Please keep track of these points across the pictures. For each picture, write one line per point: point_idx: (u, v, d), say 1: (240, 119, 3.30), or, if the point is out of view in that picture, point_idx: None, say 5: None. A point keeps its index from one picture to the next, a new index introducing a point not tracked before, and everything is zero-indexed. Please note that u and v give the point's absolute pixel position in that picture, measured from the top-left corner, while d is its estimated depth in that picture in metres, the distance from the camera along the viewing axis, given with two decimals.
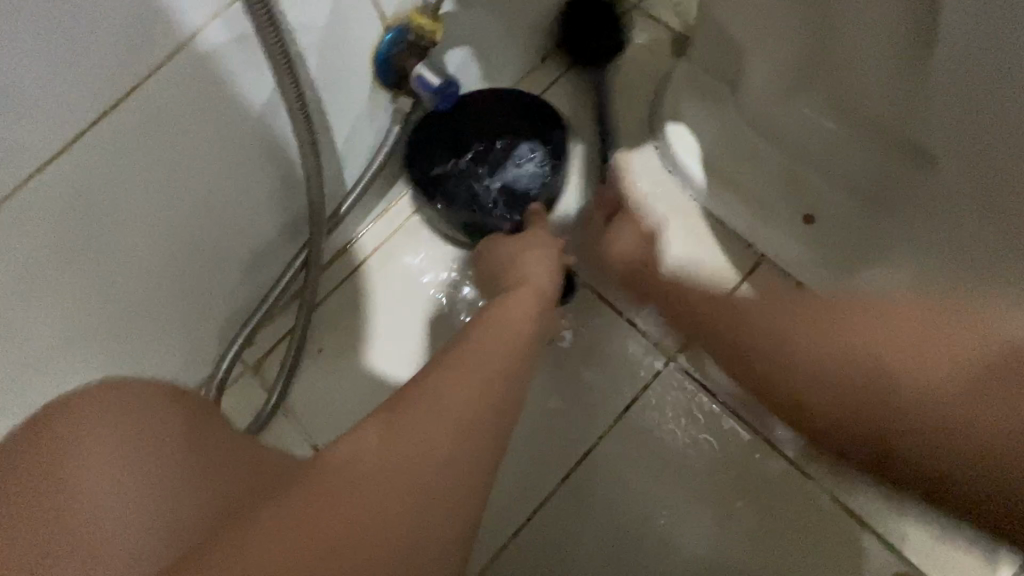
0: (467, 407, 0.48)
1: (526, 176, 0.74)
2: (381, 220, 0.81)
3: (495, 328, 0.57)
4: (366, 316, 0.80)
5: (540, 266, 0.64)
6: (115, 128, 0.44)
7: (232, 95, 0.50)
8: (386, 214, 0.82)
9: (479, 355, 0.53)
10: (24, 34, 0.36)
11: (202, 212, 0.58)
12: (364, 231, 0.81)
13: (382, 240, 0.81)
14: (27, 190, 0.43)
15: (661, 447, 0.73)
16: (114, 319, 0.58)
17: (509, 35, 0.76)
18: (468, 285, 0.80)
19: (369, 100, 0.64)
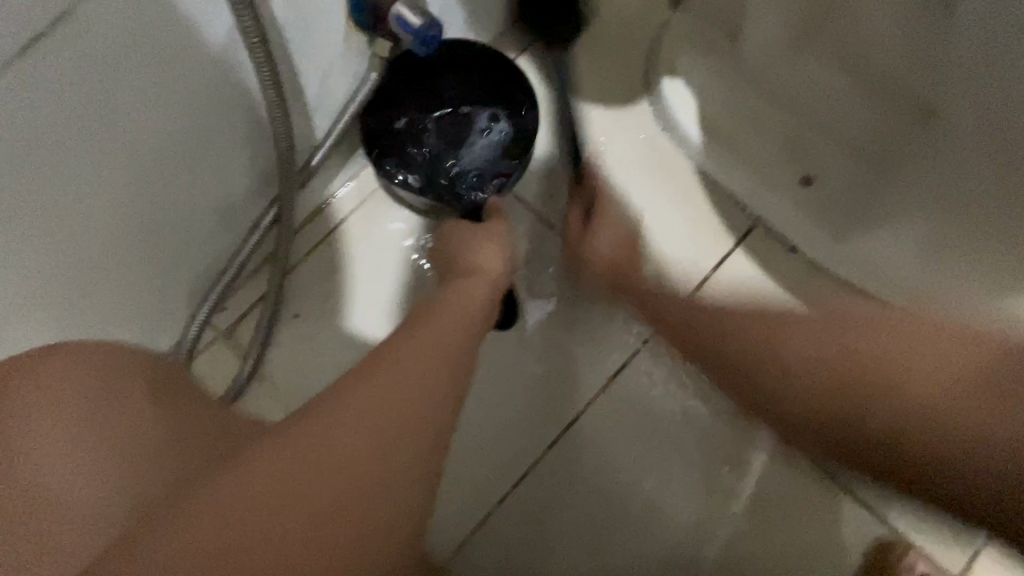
0: (419, 385, 0.49)
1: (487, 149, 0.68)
2: (357, 179, 0.77)
3: (446, 308, 0.57)
4: (343, 280, 0.76)
5: (491, 253, 0.62)
6: (43, 63, 0.39)
7: (183, 29, 0.45)
8: (363, 172, 0.77)
9: (427, 338, 0.53)
10: None
11: (156, 164, 0.53)
12: (341, 189, 0.76)
13: (359, 199, 0.77)
14: None
15: (647, 415, 0.72)
16: (61, 280, 0.53)
17: None
18: (421, 253, 0.76)
19: (340, 44, 0.59)
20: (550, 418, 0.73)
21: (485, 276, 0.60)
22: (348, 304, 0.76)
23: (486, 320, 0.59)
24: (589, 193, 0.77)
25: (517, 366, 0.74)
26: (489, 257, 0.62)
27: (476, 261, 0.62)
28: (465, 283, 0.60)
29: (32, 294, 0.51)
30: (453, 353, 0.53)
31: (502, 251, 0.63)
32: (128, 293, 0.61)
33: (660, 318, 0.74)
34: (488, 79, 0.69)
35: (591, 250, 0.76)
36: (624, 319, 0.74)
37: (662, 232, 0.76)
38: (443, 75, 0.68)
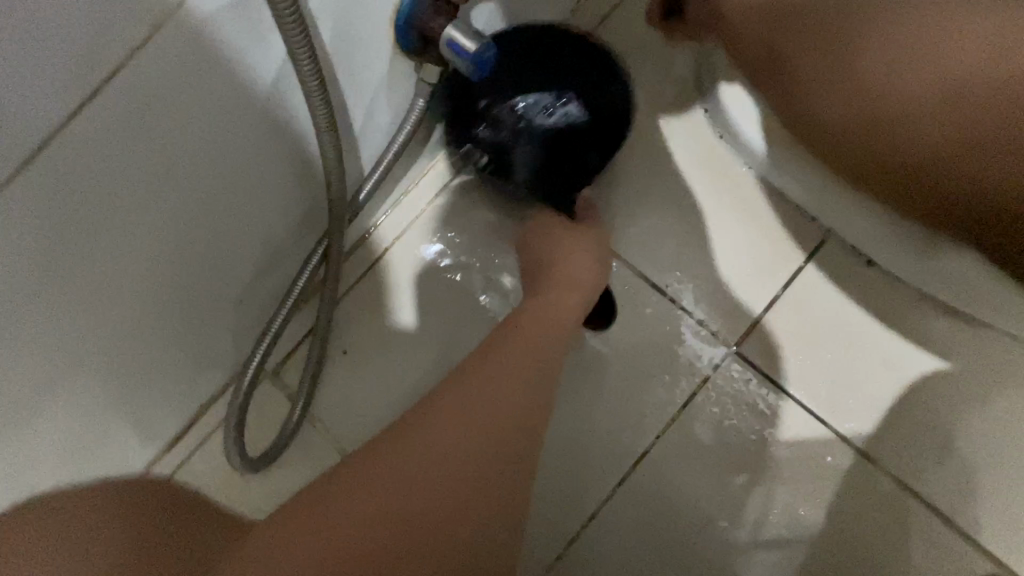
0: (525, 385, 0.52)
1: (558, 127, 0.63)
2: (399, 206, 0.73)
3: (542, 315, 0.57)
4: (390, 308, 0.73)
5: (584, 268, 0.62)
6: (99, 118, 0.36)
7: (234, 72, 0.42)
8: (405, 198, 0.73)
9: (525, 344, 0.54)
10: None
11: (206, 212, 0.51)
12: (382, 216, 0.73)
13: (402, 225, 0.73)
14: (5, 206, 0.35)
15: (719, 444, 0.68)
16: (113, 336, 0.51)
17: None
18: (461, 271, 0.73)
19: (388, 71, 0.55)
20: (616, 451, 0.69)
21: (573, 284, 0.61)
22: (395, 332, 0.73)
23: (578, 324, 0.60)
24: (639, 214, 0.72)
25: (578, 396, 0.70)
26: (582, 271, 0.62)
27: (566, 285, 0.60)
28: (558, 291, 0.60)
29: (84, 352, 0.50)
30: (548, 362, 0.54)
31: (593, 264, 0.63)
32: (179, 340, 0.60)
33: (728, 338, 0.70)
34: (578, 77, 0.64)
35: (651, 269, 0.71)
36: (689, 342, 0.70)
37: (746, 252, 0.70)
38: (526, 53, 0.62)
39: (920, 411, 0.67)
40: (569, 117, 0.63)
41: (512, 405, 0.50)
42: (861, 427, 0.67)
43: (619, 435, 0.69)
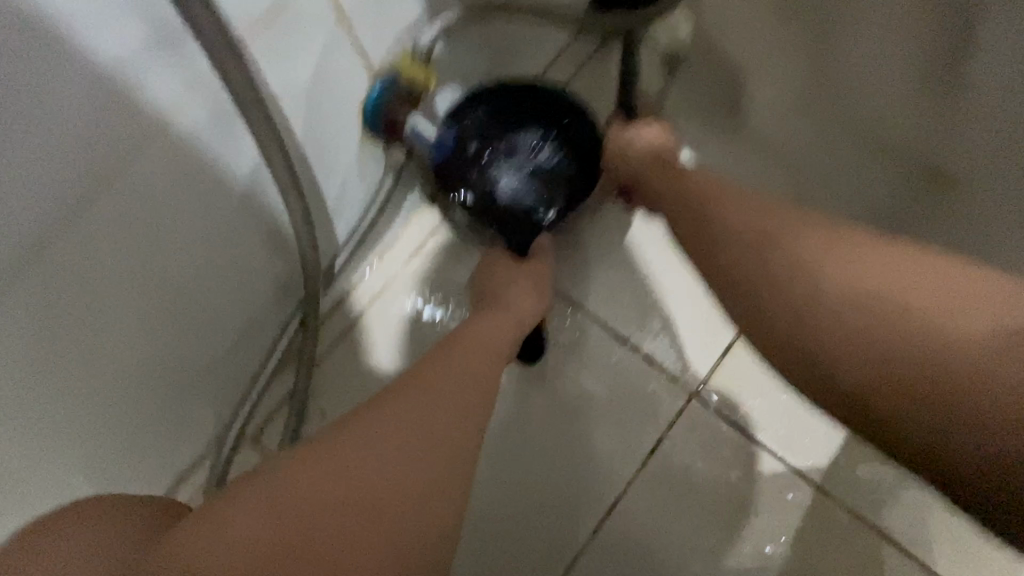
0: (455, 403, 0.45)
1: (539, 164, 0.60)
2: (382, 261, 0.75)
3: (482, 328, 0.54)
4: (371, 359, 0.75)
5: (518, 293, 0.59)
6: (90, 223, 0.40)
7: (214, 170, 0.46)
8: (387, 252, 0.75)
9: (457, 363, 0.48)
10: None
11: (187, 294, 0.53)
12: (365, 271, 0.75)
13: (384, 280, 0.75)
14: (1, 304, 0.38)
15: (689, 488, 0.71)
16: (94, 419, 0.52)
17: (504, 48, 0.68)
18: (441, 310, 0.75)
19: (360, 153, 0.60)
20: (592, 498, 0.72)
21: (513, 314, 0.57)
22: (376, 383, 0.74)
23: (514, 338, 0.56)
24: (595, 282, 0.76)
25: (552, 446, 0.73)
26: (518, 297, 0.59)
27: (507, 299, 0.58)
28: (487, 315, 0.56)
29: (64, 438, 0.51)
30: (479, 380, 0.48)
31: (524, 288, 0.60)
32: (160, 416, 0.60)
33: (692, 383, 0.73)
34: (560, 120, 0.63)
35: (616, 320, 0.75)
36: (657, 391, 0.74)
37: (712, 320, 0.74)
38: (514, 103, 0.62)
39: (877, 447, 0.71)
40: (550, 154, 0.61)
41: (458, 419, 0.45)
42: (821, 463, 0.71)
43: (594, 483, 0.72)
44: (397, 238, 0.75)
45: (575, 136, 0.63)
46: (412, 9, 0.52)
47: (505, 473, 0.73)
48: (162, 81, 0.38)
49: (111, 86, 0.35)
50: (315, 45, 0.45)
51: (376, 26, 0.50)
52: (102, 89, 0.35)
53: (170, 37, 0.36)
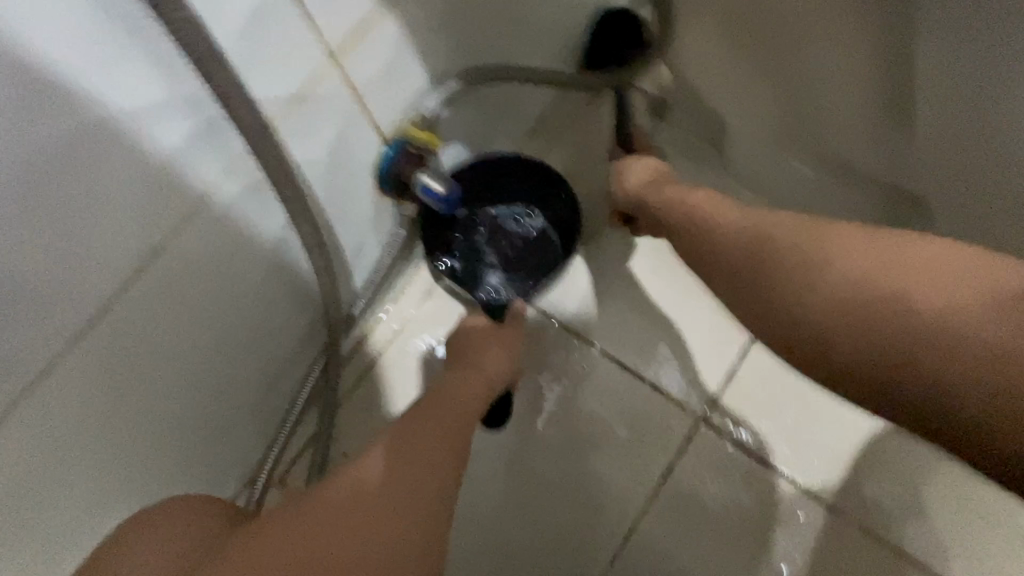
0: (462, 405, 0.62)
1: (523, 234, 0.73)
2: (401, 298, 0.80)
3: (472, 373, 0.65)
4: (391, 393, 0.79)
5: (494, 352, 0.66)
6: (142, 288, 0.46)
7: (248, 235, 0.52)
8: (407, 290, 0.80)
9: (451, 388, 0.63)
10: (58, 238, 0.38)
11: (221, 346, 0.58)
12: (386, 308, 0.80)
13: (404, 316, 0.80)
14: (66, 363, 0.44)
15: (700, 511, 0.74)
16: (138, 468, 0.57)
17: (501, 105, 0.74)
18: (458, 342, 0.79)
19: (374, 209, 0.66)
20: (607, 525, 0.75)
21: (483, 375, 0.65)
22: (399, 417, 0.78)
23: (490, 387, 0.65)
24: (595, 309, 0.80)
25: (566, 474, 0.76)
26: (494, 357, 0.66)
27: (481, 355, 0.66)
28: (481, 357, 0.66)
29: (112, 487, 0.55)
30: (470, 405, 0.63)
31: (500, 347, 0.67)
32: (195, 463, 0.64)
33: (698, 410, 0.76)
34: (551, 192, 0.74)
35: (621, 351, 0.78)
36: (664, 418, 0.76)
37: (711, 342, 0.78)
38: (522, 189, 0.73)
39: (879, 461, 0.73)
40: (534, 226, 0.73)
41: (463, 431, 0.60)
42: (827, 482, 0.73)
43: (608, 510, 0.75)
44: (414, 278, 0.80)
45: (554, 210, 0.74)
46: (418, 80, 0.58)
47: (522, 501, 0.76)
48: (206, 164, 0.44)
49: (164, 172, 0.42)
50: (335, 119, 0.52)
51: (386, 98, 0.56)
52: (156, 174, 0.41)
53: (214, 127, 0.43)
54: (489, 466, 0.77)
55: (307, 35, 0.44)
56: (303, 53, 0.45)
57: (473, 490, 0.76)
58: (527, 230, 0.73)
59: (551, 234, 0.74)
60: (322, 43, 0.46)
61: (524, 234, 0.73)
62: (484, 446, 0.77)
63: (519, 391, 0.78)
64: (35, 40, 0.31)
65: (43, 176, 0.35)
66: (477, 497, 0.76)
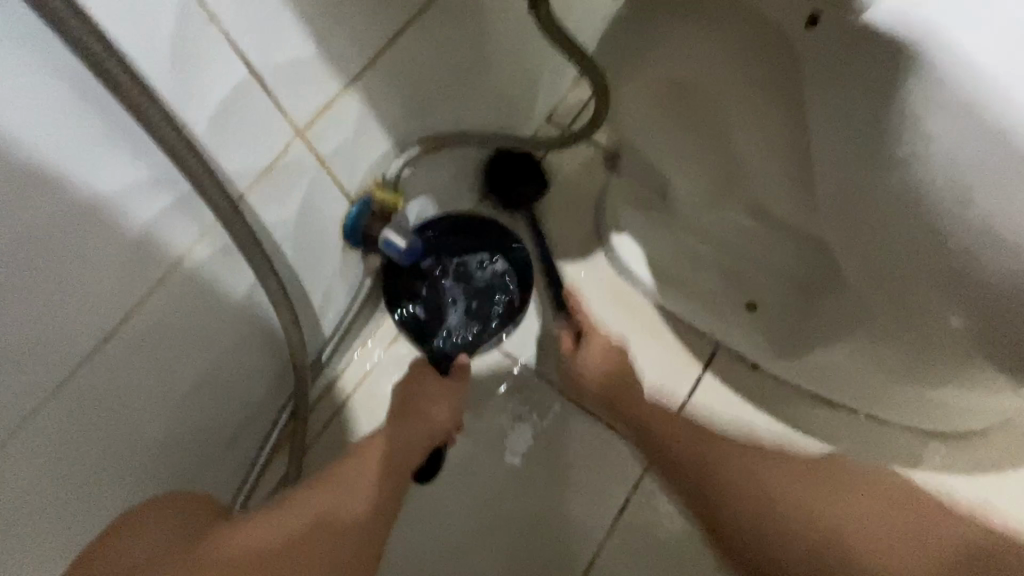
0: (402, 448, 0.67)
1: (482, 280, 0.78)
2: (368, 343, 0.83)
3: (415, 421, 0.68)
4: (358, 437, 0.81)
5: (441, 404, 0.70)
6: (113, 350, 0.48)
7: (217, 295, 0.55)
8: (374, 335, 0.83)
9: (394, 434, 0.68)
10: (31, 311, 0.41)
11: (188, 399, 0.60)
12: (352, 354, 0.82)
13: (371, 361, 0.83)
14: (34, 421, 0.46)
15: (653, 543, 0.78)
16: (103, 519, 0.58)
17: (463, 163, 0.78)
18: None
19: (340, 262, 0.70)
20: (566, 560, 0.78)
21: (427, 424, 0.69)
22: None
23: (437, 433, 0.69)
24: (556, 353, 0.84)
25: (527, 510, 0.79)
26: (440, 407, 0.70)
27: (427, 407, 0.69)
28: (424, 403, 0.70)
29: (75, 539, 0.56)
30: (410, 447, 0.68)
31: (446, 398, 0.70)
32: None
33: None
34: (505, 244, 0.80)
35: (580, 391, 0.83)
36: (620, 456, 0.80)
37: (660, 384, 0.83)
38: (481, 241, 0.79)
39: None
40: (493, 272, 0.79)
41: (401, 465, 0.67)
42: None
43: (568, 545, 0.78)
44: (381, 324, 0.83)
45: (510, 259, 0.80)
46: (380, 146, 0.63)
47: (486, 540, 0.79)
48: (177, 234, 0.48)
49: (138, 243, 0.45)
50: (302, 185, 0.56)
51: (350, 164, 0.60)
52: (130, 245, 0.45)
53: (185, 200, 0.46)
54: (453, 504, 0.79)
55: (271, 117, 0.49)
56: (268, 131, 0.49)
57: (439, 529, 0.79)
58: (486, 274, 0.79)
59: (509, 279, 0.79)
60: (287, 122, 0.50)
61: (483, 279, 0.78)
62: (449, 484, 0.80)
63: (482, 430, 0.81)
64: (21, 141, 0.35)
65: (22, 260, 0.38)
66: (441, 538, 0.78)
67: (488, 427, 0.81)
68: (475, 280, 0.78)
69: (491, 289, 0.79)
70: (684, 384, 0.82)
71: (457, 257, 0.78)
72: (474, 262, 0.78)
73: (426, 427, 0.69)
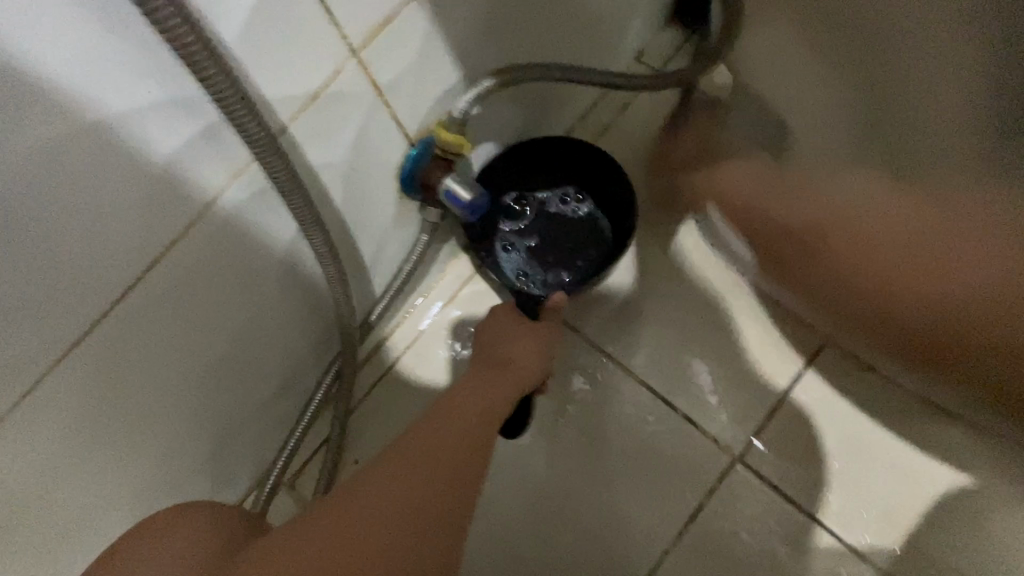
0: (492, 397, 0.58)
1: (570, 214, 0.71)
2: (421, 305, 0.76)
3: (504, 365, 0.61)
4: (405, 404, 0.75)
5: (524, 348, 0.62)
6: (143, 296, 0.43)
7: (256, 242, 0.48)
8: (427, 297, 0.76)
9: (487, 379, 0.60)
10: (47, 247, 0.35)
11: (229, 352, 0.55)
12: (403, 315, 0.76)
13: (423, 323, 0.76)
14: (64, 366, 0.41)
15: (731, 555, 0.68)
16: (142, 468, 0.55)
17: (541, 105, 0.67)
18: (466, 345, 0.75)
19: (396, 213, 0.61)
20: (627, 561, 0.70)
21: (517, 374, 0.60)
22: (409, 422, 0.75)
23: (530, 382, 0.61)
24: (630, 330, 0.74)
25: (583, 501, 0.72)
26: (525, 353, 0.62)
27: (509, 353, 0.62)
28: (514, 348, 0.62)
29: (112, 485, 0.53)
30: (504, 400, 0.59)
31: (532, 343, 0.62)
32: (202, 464, 0.62)
33: (735, 444, 0.70)
34: (605, 180, 0.69)
35: (655, 378, 0.73)
36: (700, 452, 0.71)
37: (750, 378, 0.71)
38: (575, 176, 0.71)
39: (934, 522, 0.66)
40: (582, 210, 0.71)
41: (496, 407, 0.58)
42: (876, 541, 0.67)
43: (632, 546, 0.70)
44: (435, 284, 0.76)
45: (603, 193, 0.71)
46: (447, 78, 0.52)
47: (538, 529, 0.71)
48: (211, 168, 0.40)
49: (164, 177, 0.38)
50: (355, 120, 0.47)
51: (412, 98, 0.51)
52: (155, 177, 0.37)
53: (214, 130, 0.38)
54: (504, 486, 0.73)
55: (322, 33, 0.39)
56: (316, 50, 0.40)
57: (488, 513, 0.72)
58: (578, 205, 0.71)
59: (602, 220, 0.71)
60: (341, 40, 0.41)
61: (576, 208, 0.71)
62: (500, 465, 0.73)
63: (541, 410, 0.73)
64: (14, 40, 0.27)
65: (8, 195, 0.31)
66: (490, 523, 0.72)
67: (547, 406, 0.73)
68: (560, 215, 0.71)
69: (581, 224, 0.71)
70: (779, 381, 0.71)
71: (541, 192, 0.71)
72: (562, 198, 0.71)
73: (521, 375, 0.60)
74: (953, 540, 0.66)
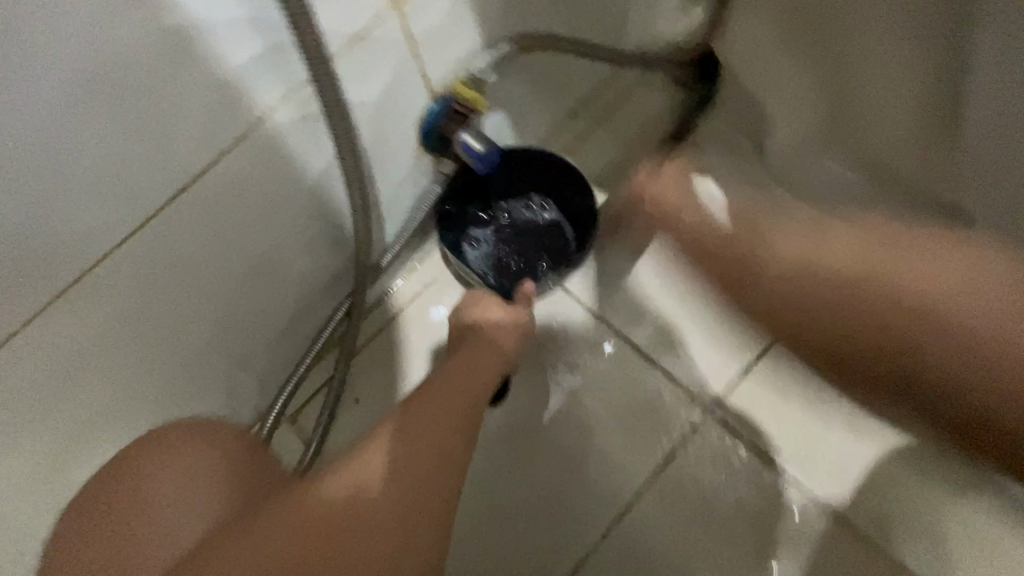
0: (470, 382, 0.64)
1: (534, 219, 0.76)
2: (422, 264, 0.82)
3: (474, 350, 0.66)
4: (404, 351, 0.81)
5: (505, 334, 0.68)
6: (193, 200, 0.49)
7: (293, 167, 0.54)
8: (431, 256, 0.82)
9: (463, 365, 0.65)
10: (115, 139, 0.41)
11: (254, 273, 0.60)
12: (406, 272, 0.82)
13: (425, 280, 0.82)
14: (116, 255, 0.47)
15: (700, 501, 0.74)
16: (164, 373, 0.60)
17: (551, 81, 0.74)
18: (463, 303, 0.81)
19: (413, 164, 0.68)
20: (603, 504, 0.75)
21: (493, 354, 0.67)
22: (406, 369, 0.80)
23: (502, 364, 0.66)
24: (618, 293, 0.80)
25: (563, 448, 0.77)
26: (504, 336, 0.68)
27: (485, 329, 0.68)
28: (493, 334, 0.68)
29: (137, 384, 0.58)
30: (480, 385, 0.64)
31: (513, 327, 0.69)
32: (215, 382, 0.67)
33: (706, 401, 0.76)
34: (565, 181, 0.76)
35: (638, 337, 0.79)
36: (673, 406, 0.77)
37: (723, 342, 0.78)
38: (539, 186, 0.76)
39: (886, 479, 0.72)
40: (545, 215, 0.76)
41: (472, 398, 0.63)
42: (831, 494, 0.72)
43: (607, 490, 0.76)
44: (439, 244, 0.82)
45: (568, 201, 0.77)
46: (468, 40, 0.59)
47: (521, 471, 0.77)
48: (266, 88, 0.46)
49: (227, 89, 0.44)
50: (389, 65, 0.54)
51: (439, 52, 0.58)
52: (218, 89, 0.44)
53: (270, 55, 0.45)
54: (493, 428, 0.78)
55: None
56: None
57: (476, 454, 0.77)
58: (544, 210, 0.76)
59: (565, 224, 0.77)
60: None
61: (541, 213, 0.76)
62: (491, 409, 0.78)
63: (532, 361, 0.79)
64: None
65: (99, 79, 0.38)
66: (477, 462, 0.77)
67: (538, 359, 0.79)
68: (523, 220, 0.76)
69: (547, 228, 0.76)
70: (750, 346, 0.77)
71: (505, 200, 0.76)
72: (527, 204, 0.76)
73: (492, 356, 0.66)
74: (912, 500, 0.71)
